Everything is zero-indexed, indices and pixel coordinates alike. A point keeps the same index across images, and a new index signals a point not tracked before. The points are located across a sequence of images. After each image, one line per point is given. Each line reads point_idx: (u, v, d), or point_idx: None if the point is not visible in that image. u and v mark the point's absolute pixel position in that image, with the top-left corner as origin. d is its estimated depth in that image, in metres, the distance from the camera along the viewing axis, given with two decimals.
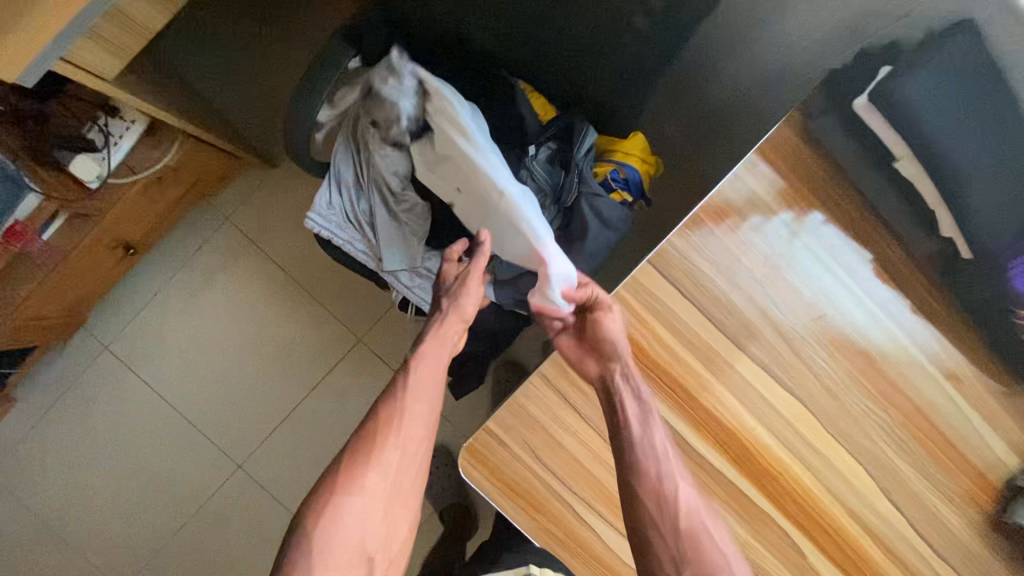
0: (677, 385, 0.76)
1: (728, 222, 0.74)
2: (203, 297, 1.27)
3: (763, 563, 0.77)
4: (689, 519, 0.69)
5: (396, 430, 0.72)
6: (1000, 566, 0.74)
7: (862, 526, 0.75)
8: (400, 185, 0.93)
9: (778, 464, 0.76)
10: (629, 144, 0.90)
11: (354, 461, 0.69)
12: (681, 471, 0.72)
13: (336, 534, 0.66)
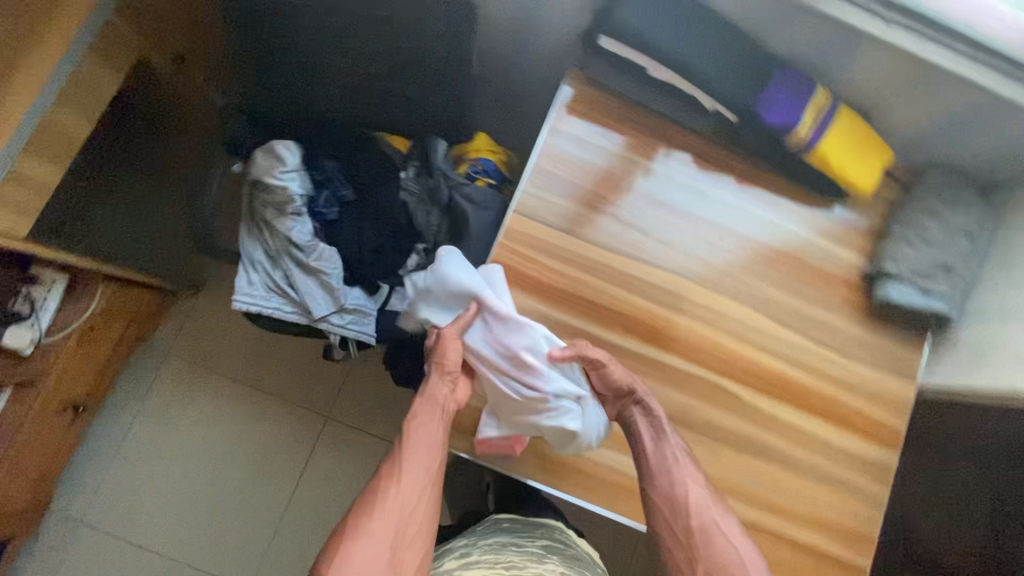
0: (581, 298, 0.85)
1: (619, 188, 0.88)
2: (170, 431, 1.37)
3: (715, 419, 0.85)
4: (701, 517, 0.75)
5: (399, 488, 0.75)
6: (886, 342, 0.88)
7: (776, 355, 0.87)
8: (305, 240, 1.00)
9: (689, 332, 0.86)
10: (477, 143, 1.05)
11: (360, 519, 0.73)
12: (695, 474, 0.77)
13: None
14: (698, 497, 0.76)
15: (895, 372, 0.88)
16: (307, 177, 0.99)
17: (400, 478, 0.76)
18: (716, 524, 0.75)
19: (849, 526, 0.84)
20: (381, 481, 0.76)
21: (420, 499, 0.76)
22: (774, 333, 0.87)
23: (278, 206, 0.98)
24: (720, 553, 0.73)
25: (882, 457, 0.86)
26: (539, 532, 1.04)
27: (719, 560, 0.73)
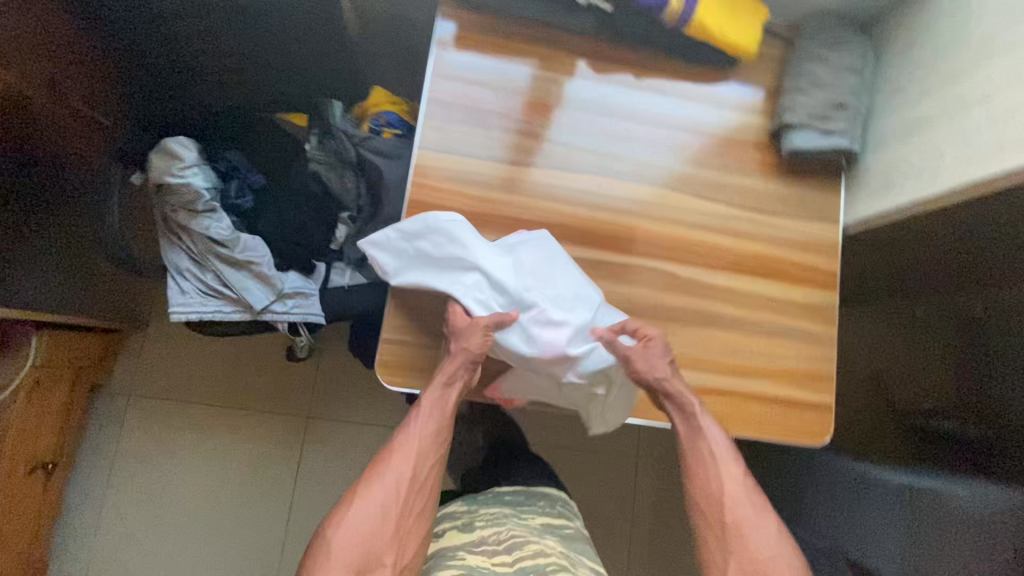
0: (502, 218, 0.86)
1: (540, 110, 0.88)
2: (152, 470, 1.34)
3: (657, 301, 0.87)
4: (736, 512, 0.78)
5: (402, 460, 0.79)
6: (802, 191, 0.91)
7: (702, 228, 0.89)
8: (225, 234, 0.97)
9: (615, 226, 0.88)
10: (375, 98, 1.01)
11: (364, 486, 0.78)
12: (734, 466, 0.81)
13: (345, 535, 0.74)
14: (736, 496, 0.79)
15: (817, 218, 0.91)
16: (209, 170, 0.97)
17: (403, 451, 0.79)
18: (749, 521, 0.77)
19: (806, 370, 0.87)
20: (387, 453, 0.80)
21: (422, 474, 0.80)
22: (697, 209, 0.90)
23: (187, 206, 0.95)
24: (750, 548, 0.76)
25: (823, 299, 0.89)
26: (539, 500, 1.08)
27: (749, 553, 0.76)
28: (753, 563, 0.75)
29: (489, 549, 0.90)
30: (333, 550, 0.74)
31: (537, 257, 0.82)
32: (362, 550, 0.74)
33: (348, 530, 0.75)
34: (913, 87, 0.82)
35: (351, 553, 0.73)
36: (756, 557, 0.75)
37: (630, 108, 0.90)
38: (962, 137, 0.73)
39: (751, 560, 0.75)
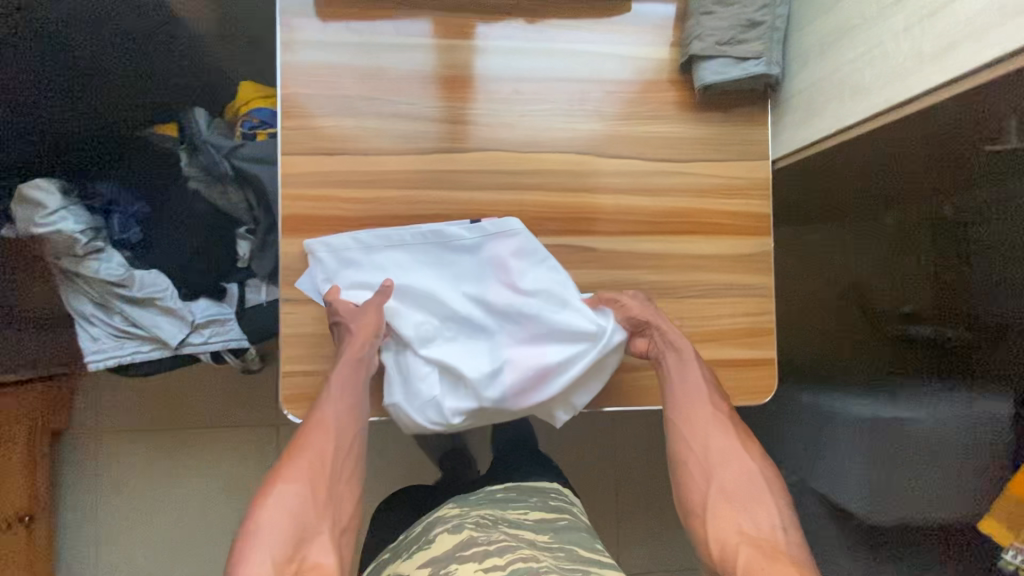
0: (395, 218, 0.77)
1: (414, 87, 0.78)
2: (132, 503, 1.33)
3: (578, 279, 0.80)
4: (720, 444, 0.76)
5: (322, 432, 0.73)
6: (723, 130, 0.81)
7: (616, 190, 0.80)
8: (119, 275, 0.91)
9: (520, 205, 0.79)
10: (244, 95, 0.90)
11: (286, 467, 0.71)
12: (719, 405, 0.78)
13: (270, 516, 0.67)
14: (718, 432, 0.77)
15: (744, 158, 0.82)
16: (81, 209, 0.90)
17: (322, 424, 0.73)
18: (734, 452, 0.76)
19: (744, 328, 0.81)
20: (304, 430, 0.73)
21: (347, 443, 0.75)
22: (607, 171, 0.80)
23: (68, 252, 0.89)
24: (732, 476, 0.74)
25: (757, 248, 0.82)
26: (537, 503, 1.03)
27: (731, 476, 0.74)
28: (739, 484, 0.74)
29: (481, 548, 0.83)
30: (262, 533, 0.65)
31: (506, 260, 0.78)
32: (294, 526, 0.66)
33: (275, 512, 0.67)
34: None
35: (283, 532, 0.66)
36: (738, 477, 0.74)
37: (517, 65, 0.79)
38: (879, 45, 0.61)
39: (734, 482, 0.74)
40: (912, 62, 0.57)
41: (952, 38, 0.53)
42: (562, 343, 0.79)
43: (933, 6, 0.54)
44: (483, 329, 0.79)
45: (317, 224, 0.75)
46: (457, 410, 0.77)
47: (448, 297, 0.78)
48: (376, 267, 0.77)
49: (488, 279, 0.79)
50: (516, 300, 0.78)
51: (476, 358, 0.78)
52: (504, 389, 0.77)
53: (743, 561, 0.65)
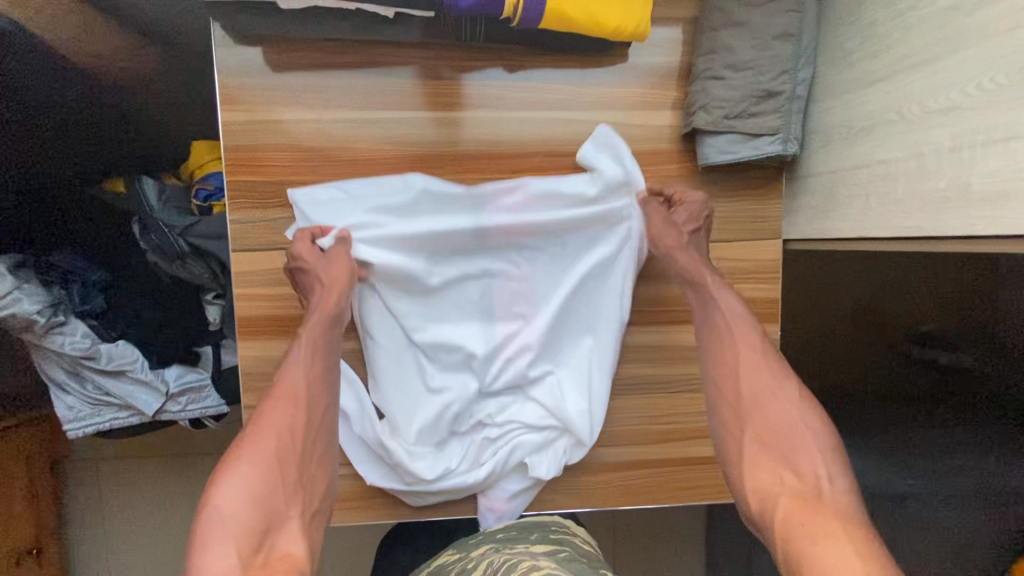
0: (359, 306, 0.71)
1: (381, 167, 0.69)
2: (135, 531, 1.34)
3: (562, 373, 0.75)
4: (755, 380, 0.61)
5: (287, 404, 0.60)
6: (729, 206, 0.71)
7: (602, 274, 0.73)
8: (84, 350, 0.86)
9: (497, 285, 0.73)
10: (198, 156, 0.82)
11: (240, 447, 0.56)
12: (752, 337, 0.64)
13: (229, 500, 0.52)
14: (754, 367, 0.62)
15: (753, 238, 0.72)
16: (35, 286, 0.83)
17: (287, 396, 0.60)
18: (772, 388, 0.60)
19: None
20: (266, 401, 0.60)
21: (321, 413, 0.62)
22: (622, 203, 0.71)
23: (28, 329, 0.83)
24: (769, 415, 0.59)
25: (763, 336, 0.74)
26: (545, 527, 0.71)
27: (777, 417, 0.59)
28: (779, 429, 0.58)
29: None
30: (219, 521, 0.51)
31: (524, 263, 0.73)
32: (262, 510, 0.53)
33: (230, 497, 0.52)
34: (855, 69, 0.58)
35: (242, 517, 0.52)
36: (784, 418, 0.58)
37: (494, 140, 0.70)
38: (917, 156, 0.51)
39: (772, 427, 0.58)
40: (956, 192, 0.48)
41: (1013, 179, 0.43)
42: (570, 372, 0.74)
43: (988, 134, 0.44)
44: (479, 355, 0.72)
45: (276, 325, 0.69)
46: (442, 475, 0.72)
47: (446, 343, 0.72)
48: (368, 307, 0.71)
49: (494, 310, 0.73)
50: (526, 328, 0.73)
51: (470, 413, 0.74)
52: (499, 422, 0.74)
53: (783, 514, 0.52)
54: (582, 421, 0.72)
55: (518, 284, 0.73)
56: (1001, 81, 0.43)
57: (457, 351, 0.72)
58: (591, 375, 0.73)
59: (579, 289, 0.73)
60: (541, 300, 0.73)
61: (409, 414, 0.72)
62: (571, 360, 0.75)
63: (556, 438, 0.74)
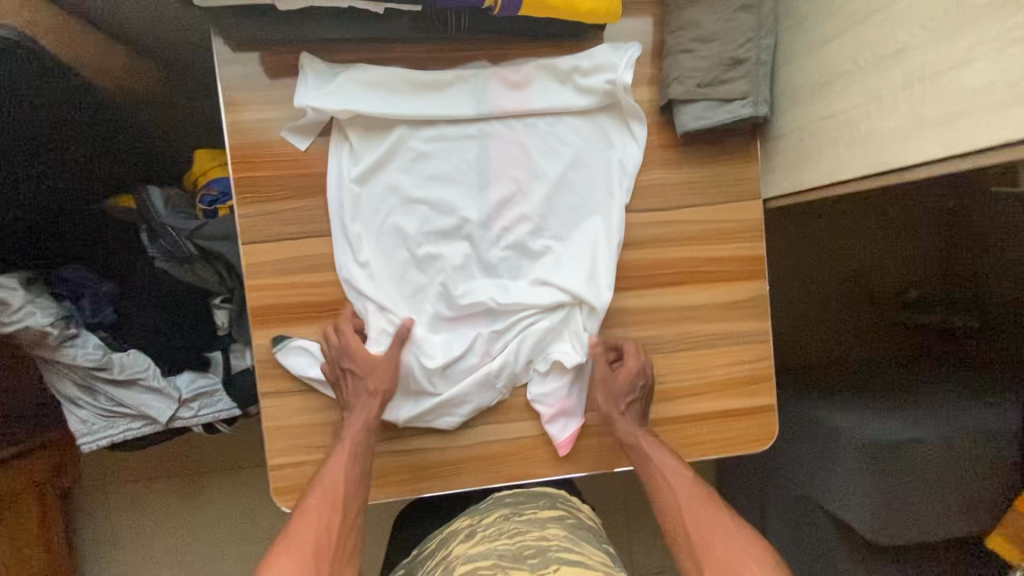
0: (364, 219, 0.73)
1: (377, 140, 0.73)
2: (149, 554, 1.33)
3: (569, 271, 0.75)
4: (699, 521, 0.67)
5: (327, 504, 0.66)
6: (710, 171, 0.76)
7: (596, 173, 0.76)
8: (97, 361, 0.88)
9: (498, 176, 0.75)
10: (201, 164, 0.86)
11: (283, 538, 0.62)
12: (691, 487, 0.70)
13: None
14: (691, 505, 0.69)
15: (734, 200, 0.77)
16: (47, 300, 0.85)
17: (327, 494, 0.66)
18: (717, 527, 0.66)
19: (743, 376, 0.78)
20: (307, 499, 0.66)
21: (351, 508, 0.66)
22: (610, 83, 0.73)
23: (40, 343, 0.85)
24: (716, 553, 0.64)
25: (754, 291, 0.78)
26: (559, 496, 0.81)
27: (725, 554, 0.63)
28: (729, 566, 0.62)
29: (487, 546, 0.68)
30: None
31: (520, 150, 0.75)
32: None
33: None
34: (813, 31, 0.64)
35: None
36: (734, 552, 0.63)
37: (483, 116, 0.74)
38: (874, 100, 0.56)
39: (724, 566, 0.63)
40: (913, 125, 0.53)
41: (961, 104, 0.48)
42: (578, 256, 0.75)
43: (934, 68, 0.50)
44: (480, 235, 0.75)
45: (287, 315, 0.72)
46: (457, 370, 0.74)
47: (447, 237, 0.74)
48: (367, 204, 0.73)
49: (491, 187, 0.75)
50: (526, 205, 0.75)
51: (477, 297, 0.74)
52: (505, 297, 0.74)
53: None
54: (598, 293, 0.74)
55: (512, 155, 0.75)
56: (941, 19, 0.48)
57: (459, 231, 0.74)
58: (595, 243, 0.75)
59: (572, 157, 0.75)
60: (536, 172, 0.75)
61: (418, 309, 0.74)
62: (574, 229, 0.76)
63: (565, 308, 0.75)
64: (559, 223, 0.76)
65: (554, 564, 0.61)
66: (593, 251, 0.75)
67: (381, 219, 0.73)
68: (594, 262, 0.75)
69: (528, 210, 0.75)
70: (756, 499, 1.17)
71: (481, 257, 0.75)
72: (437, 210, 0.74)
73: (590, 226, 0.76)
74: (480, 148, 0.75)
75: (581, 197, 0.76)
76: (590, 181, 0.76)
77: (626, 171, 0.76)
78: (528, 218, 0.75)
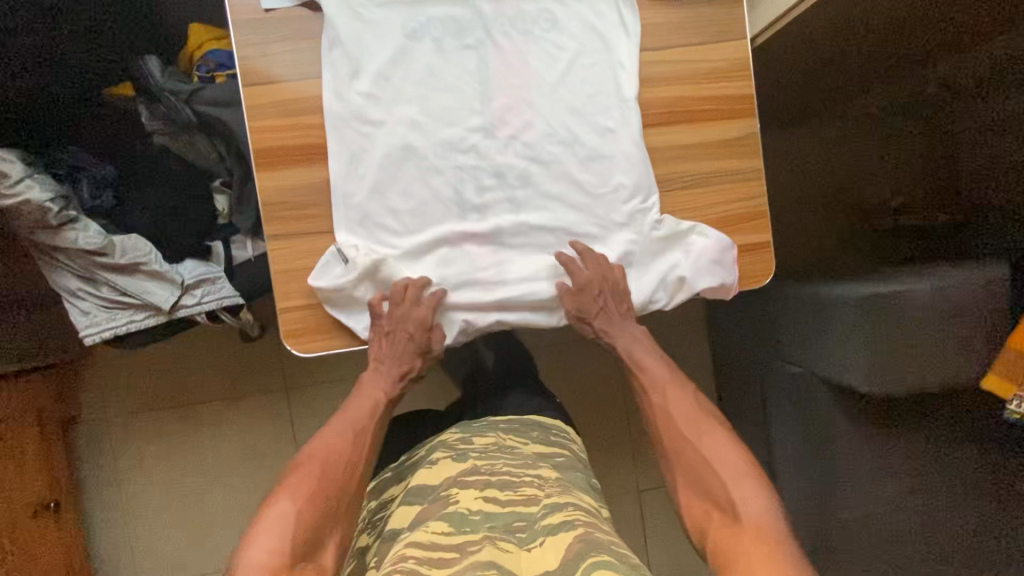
0: (365, 92, 0.74)
1: (374, 21, 0.75)
2: (155, 483, 1.33)
3: (566, 147, 0.79)
4: (684, 424, 0.77)
5: (354, 432, 0.74)
6: (698, 10, 0.78)
7: (590, 49, 0.79)
8: (99, 242, 0.88)
9: (495, 57, 0.77)
10: (197, 38, 0.91)
11: (308, 460, 0.70)
12: (682, 395, 0.80)
13: (301, 506, 0.65)
14: (683, 406, 0.79)
15: (722, 40, 0.79)
16: (47, 178, 0.86)
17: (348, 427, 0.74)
18: (702, 431, 0.76)
19: (737, 214, 0.81)
20: (329, 430, 0.74)
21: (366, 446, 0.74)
22: None
23: (41, 224, 0.85)
24: (696, 452, 0.74)
25: (745, 129, 0.80)
26: (544, 428, 0.84)
27: (703, 454, 0.73)
28: (702, 468, 0.72)
29: (477, 488, 0.67)
30: (288, 514, 0.64)
31: (514, 32, 0.78)
32: (319, 519, 0.65)
33: (299, 500, 0.65)
34: None
35: (307, 518, 0.64)
36: (711, 453, 0.73)
37: None
38: None
39: (698, 466, 0.73)
40: None
41: None
42: (583, 158, 0.79)
43: None
44: (480, 115, 0.77)
45: (290, 156, 0.74)
46: (470, 271, 0.78)
47: (454, 146, 0.77)
48: (365, 85, 0.74)
49: (489, 69, 0.77)
50: (523, 85, 0.78)
51: (478, 178, 0.77)
52: (506, 174, 0.78)
53: (713, 540, 0.65)
54: (593, 163, 0.79)
55: (508, 37, 0.78)
56: None
57: (459, 113, 0.77)
58: (588, 119, 0.79)
59: (565, 37, 0.78)
60: (532, 52, 0.78)
61: (420, 190, 0.76)
62: (572, 107, 0.78)
63: (563, 182, 0.79)
64: (556, 101, 0.78)
65: (541, 536, 0.62)
66: (597, 152, 0.79)
67: (388, 128, 0.75)
68: (590, 136, 0.79)
69: (531, 117, 0.78)
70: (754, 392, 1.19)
71: (482, 139, 0.77)
72: (436, 92, 0.76)
73: (585, 100, 0.78)
74: (480, 58, 0.77)
75: (583, 99, 0.78)
76: (589, 84, 0.78)
77: (624, 66, 0.78)
78: (531, 124, 0.78)
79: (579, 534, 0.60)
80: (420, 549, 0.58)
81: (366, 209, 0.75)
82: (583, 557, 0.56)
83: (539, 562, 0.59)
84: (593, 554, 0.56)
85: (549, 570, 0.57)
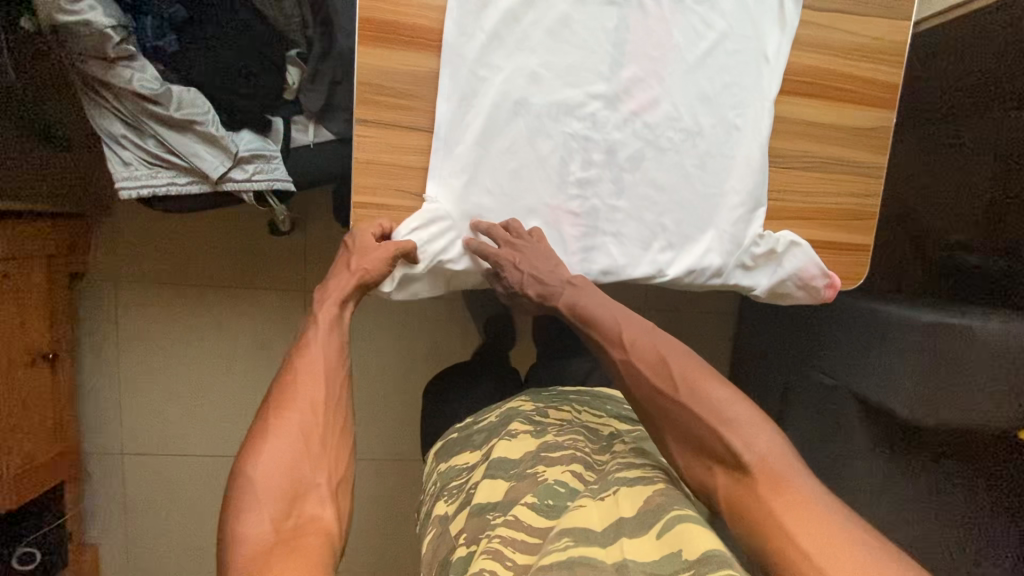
0: (491, 21, 0.67)
1: None
2: (154, 355, 1.29)
3: (686, 136, 0.72)
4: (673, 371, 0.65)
5: (312, 376, 0.64)
6: None
7: (742, 25, 0.71)
8: (155, 88, 0.80)
9: (635, 22, 0.70)
10: None
11: (279, 414, 0.60)
12: (657, 337, 0.68)
13: (264, 472, 0.56)
14: (660, 355, 0.66)
15: (879, 18, 0.72)
16: (111, 3, 0.76)
17: (312, 373, 0.64)
18: (697, 375, 0.64)
19: (846, 209, 0.76)
20: (290, 379, 0.63)
21: (336, 390, 0.64)
22: None
23: (96, 54, 0.77)
24: (688, 404, 0.62)
25: (877, 118, 0.75)
26: (619, 403, 0.84)
27: (694, 403, 0.62)
28: (693, 425, 0.62)
29: (558, 466, 0.65)
30: (254, 485, 0.55)
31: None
32: (289, 482, 0.56)
33: (263, 468, 0.56)
34: None
35: (277, 484, 0.55)
36: (707, 400, 0.62)
37: None
38: None
39: (689, 425, 0.62)
40: None
41: None
42: (701, 152, 0.73)
43: None
44: (605, 84, 0.70)
45: (401, 35, 0.66)
46: (558, 251, 0.74)
47: (570, 109, 0.70)
48: (491, 22, 0.67)
49: (626, 32, 0.70)
50: (659, 58, 0.71)
51: (589, 152, 0.71)
52: (618, 153, 0.72)
53: (725, 499, 0.59)
54: (714, 157, 0.73)
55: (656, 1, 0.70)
56: None
57: (583, 76, 0.70)
58: (719, 103, 0.72)
59: (717, 12, 0.71)
60: (677, 22, 0.70)
61: (525, 151, 0.70)
62: (704, 93, 0.72)
63: (676, 174, 0.73)
64: (690, 81, 0.71)
65: (613, 487, 0.62)
66: (717, 149, 0.73)
67: (506, 75, 0.68)
68: (715, 130, 0.72)
69: (658, 95, 0.71)
70: (774, 393, 1.18)
71: (602, 111, 0.71)
72: (564, 48, 0.69)
73: (723, 81, 0.72)
74: (620, 17, 0.70)
75: (717, 88, 0.72)
76: (729, 71, 0.72)
77: (768, 60, 0.72)
78: (657, 103, 0.71)
79: (659, 490, 0.60)
80: (508, 529, 0.57)
81: (465, 159, 0.69)
82: (664, 510, 0.56)
83: (613, 509, 0.58)
84: (676, 507, 0.56)
85: (626, 514, 0.57)
